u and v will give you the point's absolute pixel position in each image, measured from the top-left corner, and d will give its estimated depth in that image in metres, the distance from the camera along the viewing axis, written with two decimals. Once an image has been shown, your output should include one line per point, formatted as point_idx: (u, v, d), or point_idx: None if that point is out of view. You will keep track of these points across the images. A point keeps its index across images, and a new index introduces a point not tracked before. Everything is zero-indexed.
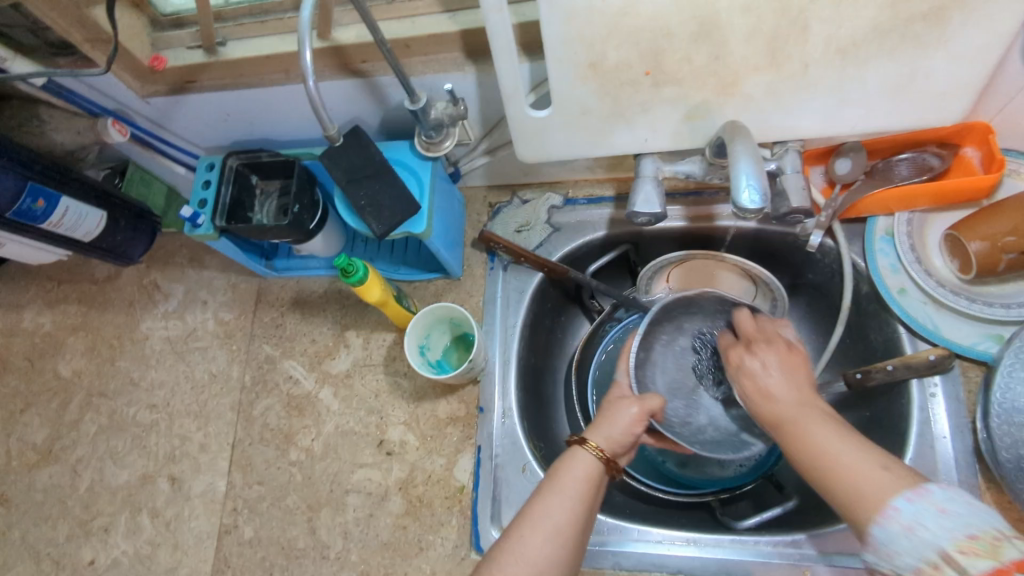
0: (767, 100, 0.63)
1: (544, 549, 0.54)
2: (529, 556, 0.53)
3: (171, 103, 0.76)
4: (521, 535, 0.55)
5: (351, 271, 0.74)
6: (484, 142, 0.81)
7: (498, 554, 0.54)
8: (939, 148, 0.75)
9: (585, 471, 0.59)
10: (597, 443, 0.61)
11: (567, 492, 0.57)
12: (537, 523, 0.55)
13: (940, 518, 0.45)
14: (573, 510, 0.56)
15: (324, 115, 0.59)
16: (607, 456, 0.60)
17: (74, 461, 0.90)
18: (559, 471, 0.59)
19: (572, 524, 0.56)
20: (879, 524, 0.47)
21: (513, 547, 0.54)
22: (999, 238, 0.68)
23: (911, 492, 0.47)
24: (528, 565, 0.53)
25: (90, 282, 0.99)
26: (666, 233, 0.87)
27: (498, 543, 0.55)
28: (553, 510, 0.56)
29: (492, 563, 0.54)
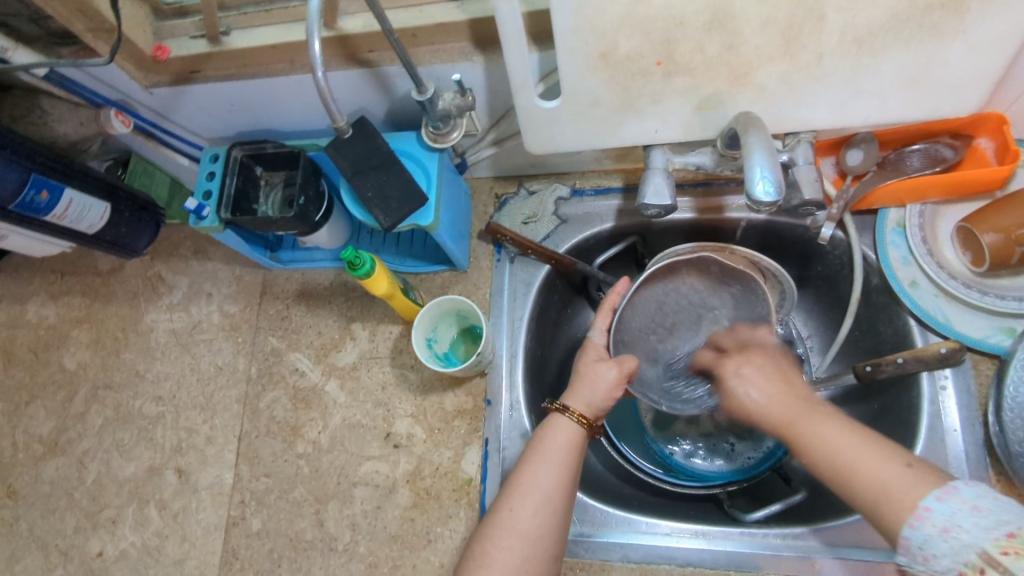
0: (781, 90, 0.62)
1: (535, 518, 0.58)
2: (521, 528, 0.57)
3: (174, 93, 0.75)
4: (511, 509, 0.58)
5: (358, 264, 0.73)
6: (492, 133, 0.80)
7: (491, 529, 0.58)
8: (952, 140, 0.74)
9: (566, 437, 0.62)
10: (577, 410, 0.64)
11: (552, 461, 0.61)
12: (526, 494, 0.59)
13: (975, 516, 0.44)
14: (559, 477, 0.60)
15: (332, 106, 0.59)
16: (587, 420, 0.63)
17: (81, 453, 0.90)
18: (543, 442, 0.62)
19: (559, 492, 0.59)
20: (913, 526, 0.46)
21: (505, 522, 0.58)
22: (1013, 230, 0.67)
23: (942, 491, 0.46)
24: (521, 538, 0.57)
25: (94, 274, 0.98)
26: (674, 226, 0.86)
27: (491, 519, 0.59)
28: (540, 480, 0.59)
29: (486, 540, 0.57)
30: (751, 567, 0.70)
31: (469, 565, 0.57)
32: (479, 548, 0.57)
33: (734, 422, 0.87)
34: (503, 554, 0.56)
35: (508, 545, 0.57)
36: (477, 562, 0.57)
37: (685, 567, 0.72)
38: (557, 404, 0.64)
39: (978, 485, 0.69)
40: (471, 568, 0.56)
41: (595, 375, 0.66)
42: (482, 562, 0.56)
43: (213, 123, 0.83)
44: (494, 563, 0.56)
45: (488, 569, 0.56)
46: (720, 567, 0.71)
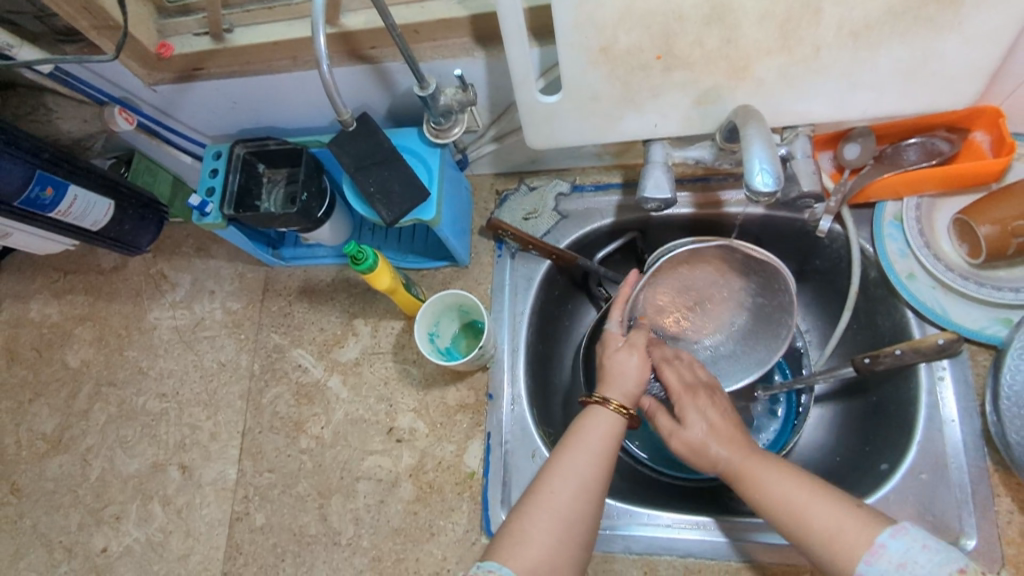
0: (779, 84, 0.62)
1: (573, 504, 0.58)
2: (561, 509, 0.57)
3: (178, 91, 0.76)
4: (551, 490, 0.58)
5: (361, 259, 0.74)
6: (493, 129, 0.81)
7: (528, 510, 0.58)
8: (948, 133, 0.75)
9: (607, 426, 0.63)
10: (617, 401, 0.64)
11: (593, 447, 0.61)
12: (567, 476, 0.59)
13: (926, 552, 0.50)
14: (595, 466, 0.60)
15: (336, 98, 0.60)
16: (628, 411, 0.64)
17: (84, 450, 0.90)
18: (582, 429, 0.63)
19: (595, 480, 0.59)
20: (868, 561, 0.51)
21: (543, 504, 0.58)
22: (1009, 222, 0.68)
23: (894, 529, 0.52)
24: (558, 519, 0.57)
25: (97, 273, 0.99)
26: (674, 221, 0.87)
27: (527, 500, 0.59)
28: (581, 464, 0.60)
29: (522, 520, 0.57)
30: (753, 557, 0.71)
31: (502, 545, 0.56)
32: (513, 528, 0.57)
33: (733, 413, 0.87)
34: (540, 533, 0.56)
35: (545, 525, 0.56)
36: (511, 541, 0.56)
37: (685, 558, 0.73)
38: (596, 395, 0.65)
39: (976, 474, 0.70)
40: (505, 547, 0.56)
41: (620, 367, 0.66)
42: (518, 540, 0.56)
43: (216, 120, 0.83)
44: (531, 542, 0.56)
45: (524, 548, 0.55)
46: (720, 558, 0.72)
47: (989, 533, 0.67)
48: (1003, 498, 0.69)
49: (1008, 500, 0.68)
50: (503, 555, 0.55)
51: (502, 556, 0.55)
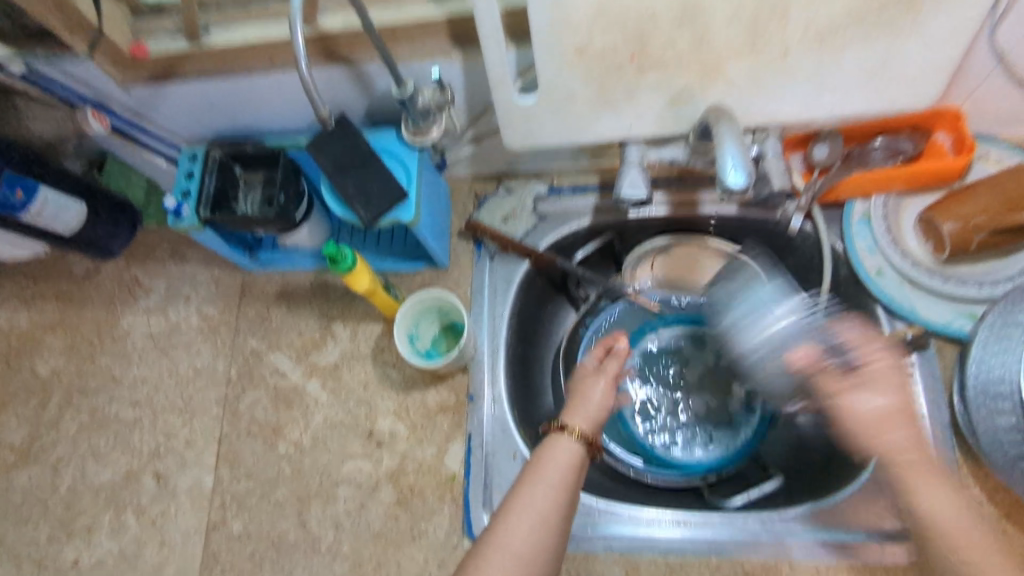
0: (749, 85, 0.64)
1: (531, 539, 0.56)
2: (519, 547, 0.56)
3: (152, 93, 0.75)
4: (508, 527, 0.56)
5: (340, 259, 0.73)
6: (471, 131, 0.81)
7: (488, 547, 0.56)
8: (912, 134, 0.78)
9: (566, 456, 0.61)
10: (579, 428, 0.63)
11: (553, 481, 0.59)
12: (526, 512, 0.57)
13: None
14: (556, 498, 0.58)
15: (316, 97, 0.61)
16: (587, 437, 0.62)
17: (54, 461, 0.88)
18: (542, 461, 0.61)
19: (554, 512, 0.58)
20: None
21: (503, 541, 0.56)
22: (971, 219, 0.71)
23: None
24: (518, 555, 0.55)
25: (68, 279, 0.97)
26: (650, 222, 0.89)
27: (488, 534, 0.57)
28: (539, 498, 0.58)
29: (481, 558, 0.55)
30: (732, 551, 0.72)
31: None
32: (473, 567, 0.55)
33: (711, 412, 0.89)
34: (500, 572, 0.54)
35: (505, 562, 0.55)
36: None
37: (667, 555, 0.73)
38: (559, 424, 0.63)
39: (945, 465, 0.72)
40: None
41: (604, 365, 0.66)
42: None
43: (191, 123, 0.82)
44: None
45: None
46: (701, 554, 0.73)
47: None
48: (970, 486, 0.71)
49: (975, 489, 0.71)
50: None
51: None
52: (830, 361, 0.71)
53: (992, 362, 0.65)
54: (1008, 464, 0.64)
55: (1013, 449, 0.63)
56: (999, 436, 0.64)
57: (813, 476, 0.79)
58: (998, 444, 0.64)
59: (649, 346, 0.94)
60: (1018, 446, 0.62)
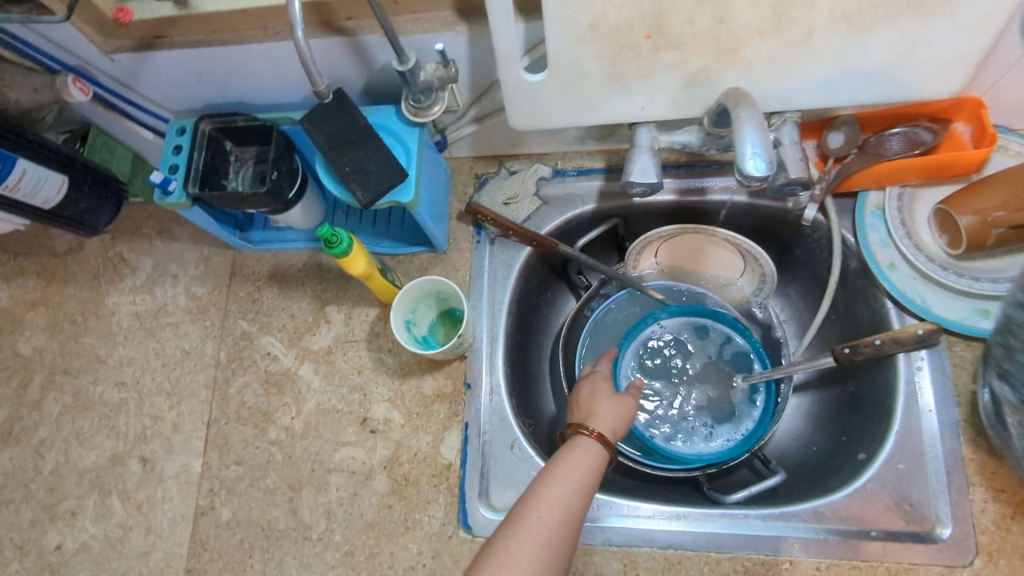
0: (769, 68, 0.61)
1: (557, 529, 0.56)
2: (545, 537, 0.56)
3: (137, 60, 0.71)
4: (537, 516, 0.56)
5: (335, 242, 0.70)
6: (473, 109, 0.77)
7: (514, 532, 0.55)
8: (931, 123, 0.74)
9: (591, 455, 0.62)
10: (598, 429, 0.64)
11: (578, 477, 0.60)
12: (553, 504, 0.57)
13: None
14: (581, 493, 0.59)
15: (313, 70, 0.58)
16: (608, 439, 0.64)
17: (37, 443, 0.85)
18: (568, 457, 0.62)
19: (578, 506, 0.58)
20: None
21: (529, 527, 0.56)
22: (990, 212, 0.68)
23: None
24: (542, 544, 0.55)
25: (50, 254, 0.93)
26: (657, 207, 0.86)
27: (511, 522, 0.57)
28: (566, 490, 0.59)
29: (505, 543, 0.55)
30: (732, 548, 0.70)
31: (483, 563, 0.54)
32: (497, 551, 0.55)
33: (712, 403, 0.87)
34: (525, 559, 0.54)
35: (531, 549, 0.55)
36: (495, 561, 0.54)
37: (666, 550, 0.71)
38: (584, 426, 0.65)
39: (952, 463, 0.70)
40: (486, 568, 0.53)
41: None
42: (501, 562, 0.54)
43: (179, 95, 0.78)
44: (513, 563, 0.53)
45: (509, 570, 0.53)
46: (701, 549, 0.71)
47: (966, 522, 0.68)
48: (977, 486, 0.69)
49: (982, 489, 0.69)
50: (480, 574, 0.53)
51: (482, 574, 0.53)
52: None
53: None
54: None
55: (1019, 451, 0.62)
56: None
57: (811, 478, 0.79)
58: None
59: (652, 335, 0.90)
60: None
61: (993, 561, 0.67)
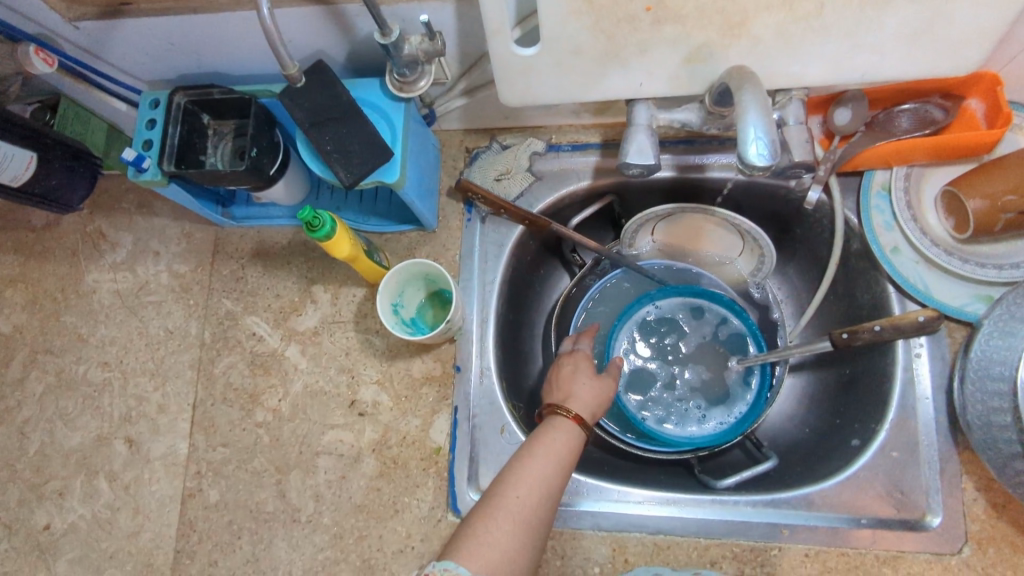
0: (775, 43, 0.57)
1: (537, 509, 0.56)
2: (524, 515, 0.55)
3: (105, 29, 0.67)
4: (518, 494, 0.56)
5: (317, 225, 0.67)
6: (463, 82, 0.73)
7: (495, 511, 0.55)
8: (943, 100, 0.71)
9: (569, 436, 0.62)
10: (574, 411, 0.65)
11: (559, 458, 0.60)
12: (534, 483, 0.57)
13: None
14: (561, 474, 0.59)
15: (282, 50, 0.56)
16: (585, 422, 0.64)
17: (21, 423, 0.84)
18: (548, 437, 0.61)
19: (558, 486, 0.58)
20: None
21: (511, 506, 0.55)
22: (999, 197, 0.65)
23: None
24: (523, 522, 0.55)
25: (27, 230, 0.90)
26: (655, 184, 0.83)
27: (491, 500, 0.56)
28: (548, 470, 0.58)
29: (486, 520, 0.54)
30: (721, 534, 0.70)
31: (463, 539, 0.53)
32: (478, 529, 0.54)
33: (706, 384, 0.86)
34: (505, 537, 0.53)
35: (512, 527, 0.54)
36: (475, 539, 0.53)
37: (656, 535, 0.71)
38: (562, 408, 0.65)
39: (945, 452, 0.70)
40: (465, 546, 0.52)
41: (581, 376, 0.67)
42: (481, 539, 0.53)
43: (152, 65, 0.74)
44: (494, 541, 0.53)
45: (488, 548, 0.52)
46: (690, 535, 0.70)
47: (955, 511, 0.68)
48: (968, 476, 0.68)
49: (973, 478, 0.68)
50: (460, 553, 0.52)
51: (463, 552, 0.52)
52: None
53: (994, 357, 0.62)
54: (998, 462, 0.61)
55: (1006, 448, 0.60)
56: (992, 433, 0.61)
57: (802, 462, 0.78)
58: (992, 442, 0.61)
59: (646, 315, 0.89)
60: (1013, 445, 0.59)
61: (982, 549, 0.66)
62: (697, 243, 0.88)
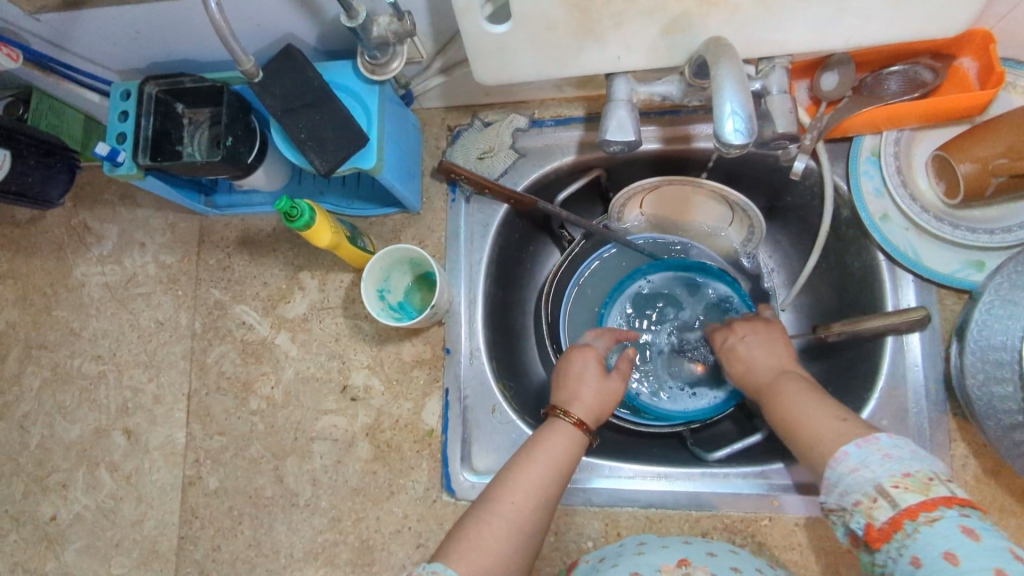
0: (756, 10, 0.55)
1: (531, 516, 0.57)
2: (518, 522, 0.56)
3: (68, 19, 0.65)
4: (512, 501, 0.57)
5: (295, 215, 0.67)
6: (439, 60, 0.72)
7: (488, 515, 0.56)
8: (932, 61, 0.69)
9: (573, 441, 0.62)
10: (577, 415, 0.64)
11: (555, 463, 0.60)
12: (528, 490, 0.58)
13: (884, 460, 0.50)
14: (557, 481, 0.59)
15: (236, 46, 0.55)
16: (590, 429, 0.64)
17: (20, 417, 0.85)
18: (548, 441, 0.62)
19: (554, 494, 0.59)
20: (831, 467, 0.52)
21: (504, 512, 0.56)
22: (990, 160, 0.64)
23: (860, 439, 0.52)
24: (515, 529, 0.56)
25: (12, 225, 0.89)
26: (641, 157, 0.82)
27: (485, 505, 0.57)
28: (544, 477, 0.59)
29: (478, 525, 0.55)
30: (711, 506, 0.71)
31: (456, 544, 0.54)
32: (470, 533, 0.55)
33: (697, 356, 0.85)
34: (497, 543, 0.54)
35: (503, 533, 0.55)
36: (467, 543, 0.54)
37: (648, 509, 0.72)
38: (563, 410, 0.64)
39: (935, 419, 0.69)
40: (458, 549, 0.53)
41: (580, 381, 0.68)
42: (473, 544, 0.54)
43: (121, 54, 0.72)
44: (486, 547, 0.54)
45: (480, 553, 0.53)
46: (682, 507, 0.71)
47: None
48: (958, 442, 0.69)
49: (963, 445, 0.68)
50: (451, 557, 0.53)
51: (456, 556, 0.53)
52: (986, 351, 0.61)
53: (994, 327, 0.61)
54: (999, 433, 0.61)
55: (1009, 417, 0.60)
56: (994, 404, 0.61)
57: None
58: (993, 412, 0.61)
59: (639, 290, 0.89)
60: (1014, 416, 0.59)
61: None
62: (688, 215, 0.87)
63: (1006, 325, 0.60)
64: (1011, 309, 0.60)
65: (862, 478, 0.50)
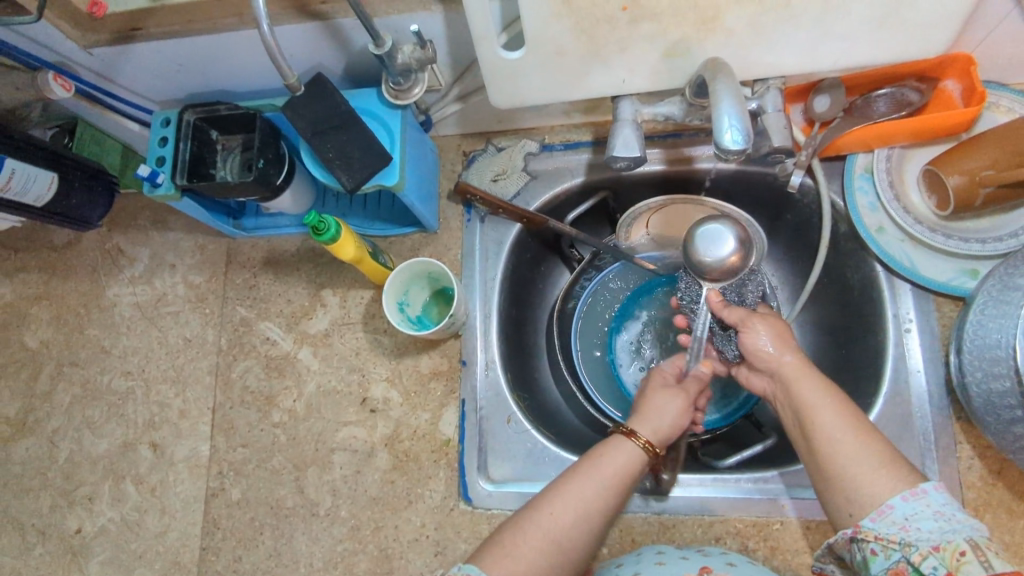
0: (749, 34, 0.60)
1: (571, 529, 0.57)
2: (557, 534, 0.57)
3: (117, 53, 0.71)
4: (552, 511, 0.58)
5: (323, 229, 0.71)
6: (457, 88, 0.77)
7: (526, 523, 0.58)
8: (918, 83, 0.74)
9: (626, 459, 0.62)
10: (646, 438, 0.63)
11: (602, 477, 0.60)
12: (573, 503, 0.58)
13: (961, 516, 0.51)
14: (604, 497, 0.59)
15: (284, 64, 0.59)
16: (652, 448, 0.63)
17: (51, 432, 0.88)
18: (599, 456, 0.62)
19: (601, 509, 0.59)
20: (904, 498, 0.52)
21: (543, 523, 0.57)
22: (978, 172, 0.68)
23: (938, 484, 0.52)
24: (552, 541, 0.57)
25: (50, 249, 0.94)
26: (646, 178, 0.86)
27: (527, 514, 0.58)
28: (590, 491, 0.59)
29: (515, 534, 0.57)
30: (722, 512, 0.72)
31: (489, 551, 0.56)
32: (506, 539, 0.57)
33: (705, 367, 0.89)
34: (531, 552, 0.56)
35: (538, 544, 0.56)
36: (501, 551, 0.56)
37: (660, 515, 0.74)
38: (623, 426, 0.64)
39: (940, 423, 0.71)
40: (492, 557, 0.56)
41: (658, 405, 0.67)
42: (507, 552, 0.56)
43: (162, 85, 0.78)
44: (519, 556, 0.56)
45: (512, 558, 0.55)
46: (694, 513, 0.73)
47: (952, 478, 0.69)
48: (963, 444, 0.70)
49: (968, 447, 0.70)
50: (485, 561, 0.55)
51: (486, 561, 0.56)
52: (982, 348, 0.64)
53: (990, 326, 0.63)
54: (1001, 427, 0.63)
55: (1007, 412, 0.62)
56: (994, 401, 0.63)
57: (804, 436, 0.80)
58: (993, 408, 0.63)
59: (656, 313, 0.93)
60: (1014, 411, 0.61)
61: (979, 515, 0.68)
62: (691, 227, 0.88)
63: (998, 326, 0.62)
64: (1004, 312, 0.62)
65: (948, 526, 0.50)
